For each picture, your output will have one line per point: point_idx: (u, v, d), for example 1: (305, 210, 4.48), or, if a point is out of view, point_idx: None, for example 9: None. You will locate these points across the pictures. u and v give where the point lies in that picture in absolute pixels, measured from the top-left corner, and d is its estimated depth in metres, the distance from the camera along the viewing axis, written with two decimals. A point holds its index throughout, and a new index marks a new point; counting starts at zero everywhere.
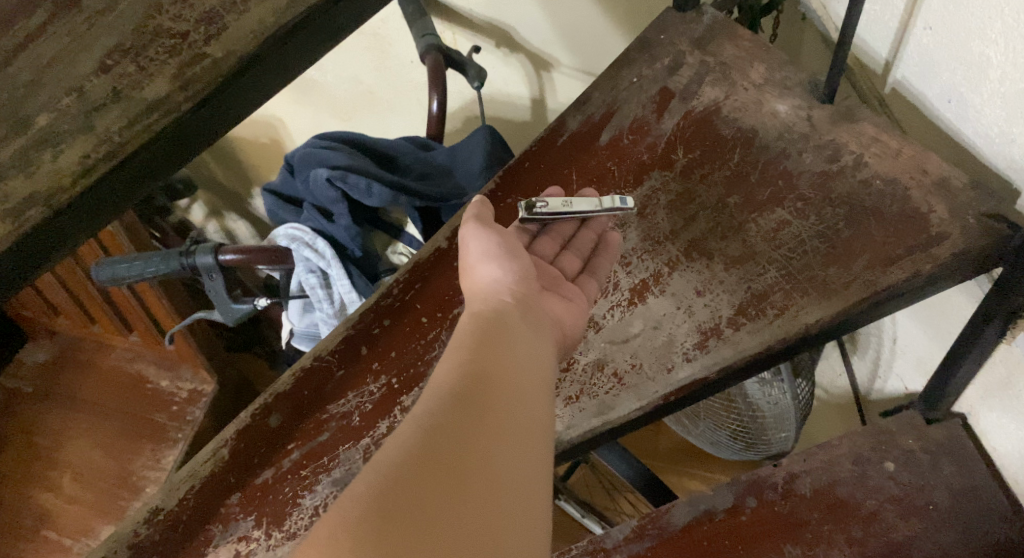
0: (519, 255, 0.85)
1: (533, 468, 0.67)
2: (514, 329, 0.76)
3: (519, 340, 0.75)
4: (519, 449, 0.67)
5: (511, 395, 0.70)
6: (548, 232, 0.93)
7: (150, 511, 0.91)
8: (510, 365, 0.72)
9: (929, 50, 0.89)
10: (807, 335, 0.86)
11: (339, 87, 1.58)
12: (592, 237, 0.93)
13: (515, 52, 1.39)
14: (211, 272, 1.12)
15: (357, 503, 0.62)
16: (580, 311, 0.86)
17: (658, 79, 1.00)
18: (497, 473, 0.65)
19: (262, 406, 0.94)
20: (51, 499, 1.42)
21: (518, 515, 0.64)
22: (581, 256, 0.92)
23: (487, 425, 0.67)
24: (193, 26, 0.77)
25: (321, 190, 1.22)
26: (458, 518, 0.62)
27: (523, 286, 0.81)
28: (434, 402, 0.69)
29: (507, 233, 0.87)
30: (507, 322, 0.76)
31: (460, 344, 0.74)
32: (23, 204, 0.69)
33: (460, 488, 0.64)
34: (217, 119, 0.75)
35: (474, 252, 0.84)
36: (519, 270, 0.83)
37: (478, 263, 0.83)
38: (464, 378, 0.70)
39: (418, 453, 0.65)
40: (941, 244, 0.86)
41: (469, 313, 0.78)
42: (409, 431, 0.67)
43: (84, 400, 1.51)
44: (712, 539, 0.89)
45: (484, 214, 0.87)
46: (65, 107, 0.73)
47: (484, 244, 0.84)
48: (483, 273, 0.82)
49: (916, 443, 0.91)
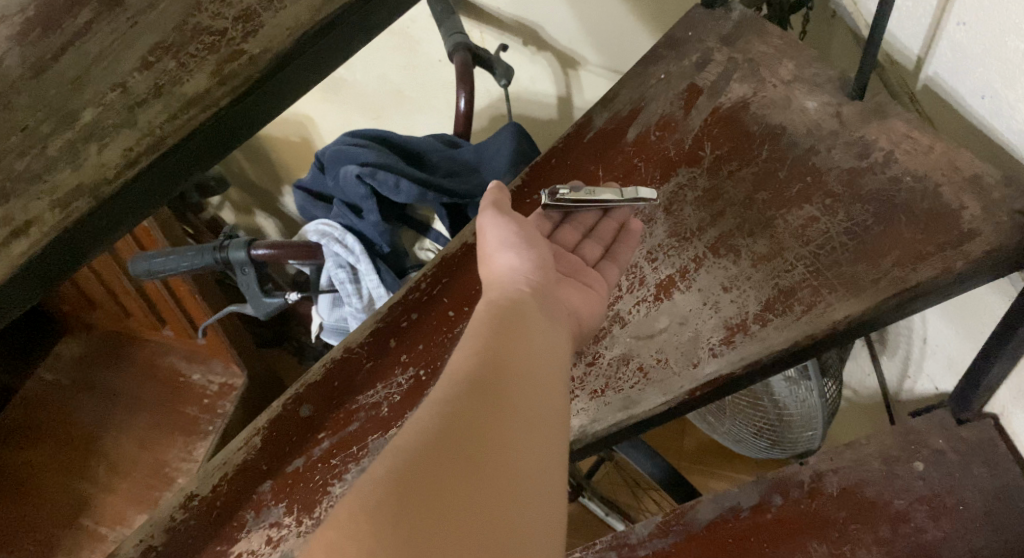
0: (536, 244, 0.86)
1: (547, 454, 0.68)
2: (532, 317, 0.77)
3: (536, 327, 0.76)
4: (534, 435, 0.68)
5: (526, 381, 0.71)
6: (570, 221, 0.94)
7: (186, 496, 0.93)
8: (526, 352, 0.73)
9: (963, 46, 0.89)
10: (835, 332, 0.86)
11: (368, 85, 1.60)
12: (614, 226, 0.94)
13: (542, 51, 1.40)
14: (244, 267, 1.14)
15: (378, 485, 0.63)
16: (597, 300, 0.87)
17: (686, 76, 1.01)
18: (513, 458, 0.66)
19: (293, 396, 0.96)
20: (87, 489, 1.45)
21: (533, 498, 0.65)
22: (602, 244, 0.92)
23: (503, 409, 0.68)
24: (232, 24, 0.78)
25: (351, 186, 1.24)
26: (475, 500, 0.63)
27: (540, 274, 0.83)
28: (452, 388, 0.70)
29: (525, 222, 0.88)
30: (524, 310, 0.77)
31: (478, 331, 0.75)
32: (71, 194, 0.72)
33: (477, 470, 0.65)
34: (255, 116, 0.77)
35: (491, 241, 0.85)
36: (537, 259, 0.84)
37: (497, 251, 0.84)
38: (481, 364, 0.71)
39: (435, 437, 0.66)
40: (973, 241, 0.86)
41: (487, 300, 0.79)
42: (426, 417, 0.68)
43: (119, 392, 1.54)
44: (737, 536, 0.89)
45: (501, 201, 0.87)
46: (110, 102, 0.75)
47: (501, 232, 0.85)
48: (500, 261, 0.83)
49: (946, 443, 0.91)
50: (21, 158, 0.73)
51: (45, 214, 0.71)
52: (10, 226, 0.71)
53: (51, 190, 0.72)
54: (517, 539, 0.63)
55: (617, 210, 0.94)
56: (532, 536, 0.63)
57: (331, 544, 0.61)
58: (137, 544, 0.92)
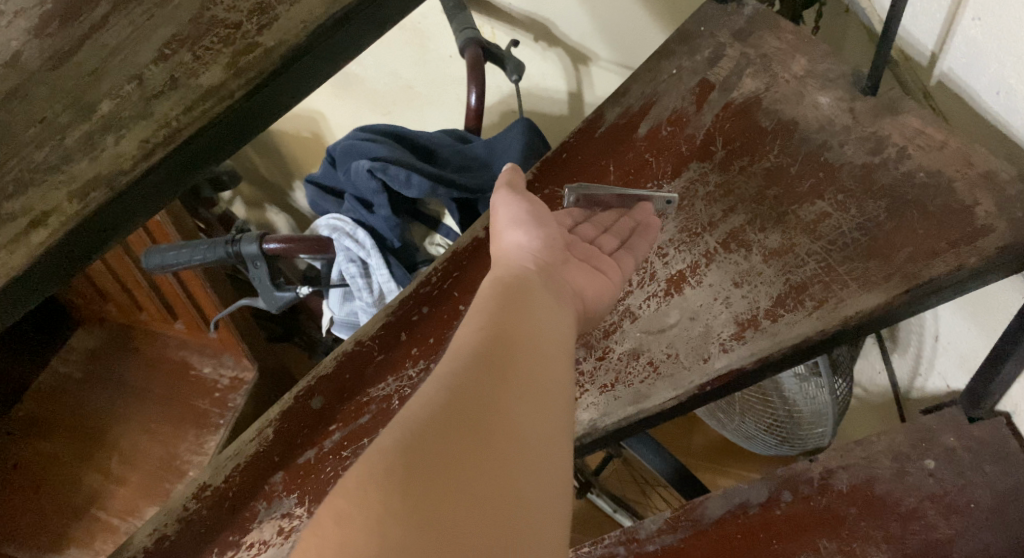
0: (548, 223, 0.86)
1: (551, 428, 0.68)
2: (538, 295, 0.77)
3: (543, 304, 0.76)
4: (539, 408, 0.68)
5: (532, 355, 0.71)
6: (590, 221, 0.93)
7: (199, 487, 0.94)
8: (532, 328, 0.73)
9: (978, 41, 0.89)
10: (847, 328, 0.86)
11: (379, 81, 1.61)
12: (631, 223, 0.92)
13: (553, 46, 1.40)
14: (256, 260, 1.15)
15: (386, 454, 0.64)
16: (606, 284, 0.85)
17: (698, 71, 1.01)
18: (518, 429, 0.66)
19: (305, 388, 0.97)
20: (99, 480, 1.46)
21: (539, 469, 0.65)
22: (620, 238, 0.90)
23: (509, 382, 0.69)
24: (247, 16, 0.78)
25: (362, 181, 1.24)
26: (482, 470, 0.64)
27: (548, 253, 0.83)
28: (458, 361, 0.70)
29: (539, 203, 0.88)
30: (530, 287, 0.77)
31: (484, 306, 0.75)
32: (89, 185, 0.72)
33: (483, 441, 0.65)
34: (269, 108, 0.77)
35: (503, 218, 0.85)
36: (547, 239, 0.84)
37: (506, 229, 0.84)
38: (487, 338, 0.72)
39: (441, 409, 0.66)
40: (986, 237, 0.85)
41: (494, 278, 0.79)
42: (433, 390, 0.68)
43: (131, 384, 1.55)
44: (747, 532, 0.89)
45: (516, 181, 0.88)
46: (127, 94, 0.75)
47: (512, 211, 0.85)
48: (509, 238, 0.83)
49: (957, 441, 0.91)
50: (40, 149, 0.74)
51: (63, 204, 0.72)
52: (29, 216, 0.72)
53: (69, 180, 0.73)
54: (523, 510, 0.63)
55: (638, 211, 0.93)
56: (538, 508, 0.64)
57: (339, 514, 0.62)
58: (150, 533, 0.93)
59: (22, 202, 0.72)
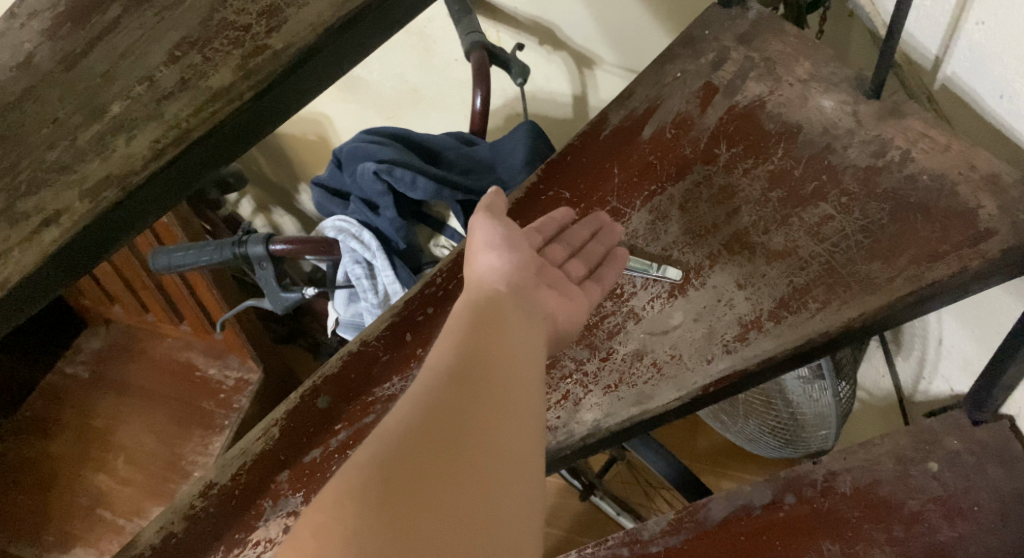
0: (523, 248, 0.86)
1: (530, 441, 0.69)
2: (512, 311, 0.77)
3: (518, 320, 0.77)
4: (514, 423, 0.69)
5: (507, 371, 0.72)
6: (560, 240, 0.93)
7: (206, 485, 0.95)
8: (507, 344, 0.74)
9: (981, 44, 0.89)
10: (851, 330, 0.86)
11: (385, 84, 1.62)
12: (602, 249, 0.92)
13: (558, 50, 1.41)
14: (262, 261, 1.15)
15: (361, 471, 0.64)
16: (573, 311, 0.87)
17: (703, 74, 1.02)
18: (494, 445, 0.67)
19: (311, 388, 0.97)
20: (105, 481, 1.47)
21: (514, 484, 0.66)
22: (589, 262, 0.91)
23: (484, 397, 0.69)
24: (256, 19, 0.78)
25: (368, 183, 1.25)
26: (457, 487, 0.64)
27: (520, 275, 0.83)
28: (433, 377, 0.71)
29: (515, 226, 0.89)
30: (505, 303, 0.78)
31: (459, 323, 0.76)
32: (100, 184, 0.73)
33: (459, 457, 0.66)
34: (278, 110, 0.77)
35: (480, 241, 0.86)
36: (521, 262, 0.84)
37: (483, 250, 0.85)
38: (461, 355, 0.72)
39: (418, 425, 0.67)
40: (990, 240, 0.86)
41: (469, 295, 0.79)
42: (409, 407, 0.69)
43: (136, 386, 1.57)
44: (750, 534, 0.90)
45: (494, 205, 0.89)
46: (138, 95, 0.76)
47: (489, 235, 0.86)
48: (483, 261, 0.84)
49: (961, 444, 0.91)
50: (52, 149, 0.75)
51: (74, 203, 0.73)
52: (42, 215, 0.73)
53: (80, 180, 0.73)
54: (498, 526, 0.64)
55: (608, 235, 0.93)
56: (512, 524, 0.64)
57: (316, 529, 0.63)
58: (158, 531, 0.94)
59: (34, 202, 0.73)
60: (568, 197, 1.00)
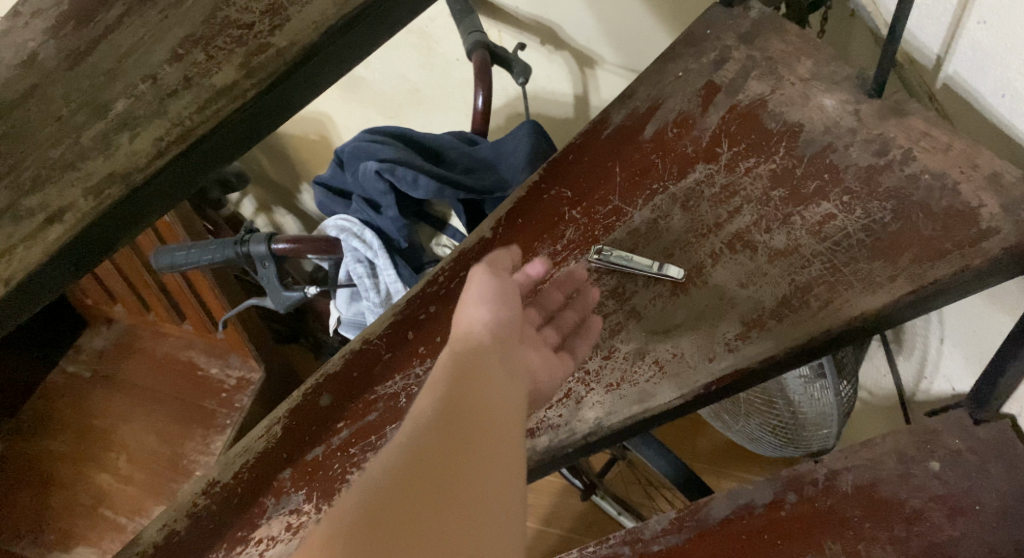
0: (514, 303, 0.85)
1: (514, 495, 0.68)
2: (497, 362, 0.78)
3: (502, 370, 0.77)
4: (500, 471, 0.69)
5: (492, 419, 0.73)
6: (536, 302, 0.94)
7: (208, 482, 0.95)
8: (491, 393, 0.75)
9: (983, 44, 0.90)
10: (853, 328, 0.86)
11: (386, 84, 1.62)
12: (576, 316, 0.92)
13: (560, 50, 1.41)
14: (264, 260, 1.16)
15: (346, 520, 0.65)
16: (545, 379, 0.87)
17: (705, 73, 1.02)
18: (479, 493, 0.67)
19: (314, 386, 0.98)
20: (107, 479, 1.47)
21: (499, 533, 0.66)
22: (564, 329, 0.91)
23: (469, 445, 0.70)
24: (259, 17, 0.78)
25: (370, 182, 1.25)
26: (441, 535, 0.65)
27: (507, 332, 0.82)
28: (418, 427, 0.72)
29: (509, 280, 0.88)
30: (489, 353, 0.79)
31: (444, 372, 0.77)
32: (103, 182, 0.73)
33: (443, 504, 0.66)
34: (283, 109, 0.77)
35: (473, 293, 0.85)
36: (510, 319, 0.84)
37: (473, 305, 0.84)
38: (445, 404, 0.73)
39: (402, 474, 0.68)
40: (991, 239, 0.86)
41: (454, 345, 0.80)
42: (394, 456, 0.70)
43: (138, 384, 1.57)
44: (752, 533, 0.90)
45: (489, 262, 0.89)
46: (141, 93, 0.76)
47: (483, 287, 0.85)
48: (471, 314, 0.83)
49: (962, 443, 0.91)
50: (56, 147, 0.75)
51: (78, 200, 0.73)
52: (46, 212, 0.73)
53: (84, 177, 0.74)
54: None
55: (584, 301, 0.93)
56: None
57: None
58: (161, 529, 0.94)
59: (38, 199, 0.73)
60: (570, 196, 1.00)
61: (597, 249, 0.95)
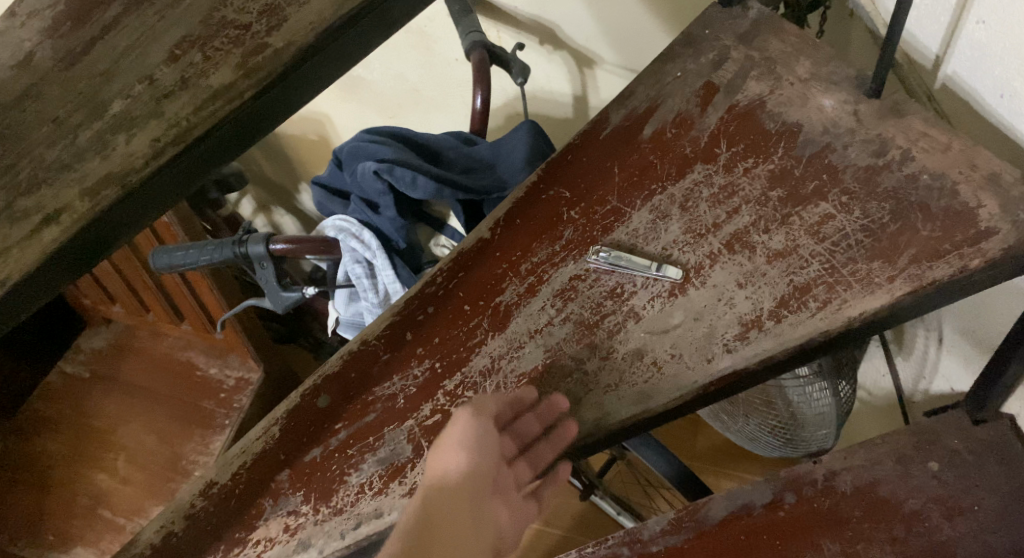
0: (487, 454, 0.87)
1: None
2: (457, 526, 0.83)
3: (461, 536, 0.83)
4: None
5: None
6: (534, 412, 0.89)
7: (206, 484, 0.96)
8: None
9: (982, 43, 0.90)
10: (852, 328, 0.86)
11: (385, 84, 1.62)
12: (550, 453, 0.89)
13: (559, 50, 1.41)
14: (263, 261, 1.15)
15: None
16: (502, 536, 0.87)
17: (703, 73, 1.02)
18: None
19: (311, 387, 0.97)
20: (106, 480, 1.47)
21: None
22: (536, 468, 0.90)
23: None
24: (256, 18, 0.78)
25: (368, 183, 1.25)
26: None
27: (474, 488, 0.85)
28: None
29: (493, 427, 0.88)
30: (455, 509, 0.84)
31: (411, 523, 0.84)
32: (100, 183, 0.73)
33: None
34: (280, 110, 0.77)
35: (454, 438, 0.87)
36: (480, 473, 0.86)
37: (451, 448, 0.87)
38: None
39: None
40: (990, 239, 0.85)
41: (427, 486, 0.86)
42: None
43: (137, 385, 1.57)
44: (750, 533, 0.90)
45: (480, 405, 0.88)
46: (138, 94, 0.76)
47: (462, 434, 0.87)
48: (446, 462, 0.86)
49: (961, 443, 0.91)
50: (52, 147, 0.75)
51: (75, 202, 0.73)
52: (42, 214, 0.73)
53: (80, 178, 0.73)
54: None
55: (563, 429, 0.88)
56: None
57: None
58: (157, 530, 0.94)
59: (34, 201, 0.73)
60: (568, 196, 1.00)
61: (596, 250, 0.95)
